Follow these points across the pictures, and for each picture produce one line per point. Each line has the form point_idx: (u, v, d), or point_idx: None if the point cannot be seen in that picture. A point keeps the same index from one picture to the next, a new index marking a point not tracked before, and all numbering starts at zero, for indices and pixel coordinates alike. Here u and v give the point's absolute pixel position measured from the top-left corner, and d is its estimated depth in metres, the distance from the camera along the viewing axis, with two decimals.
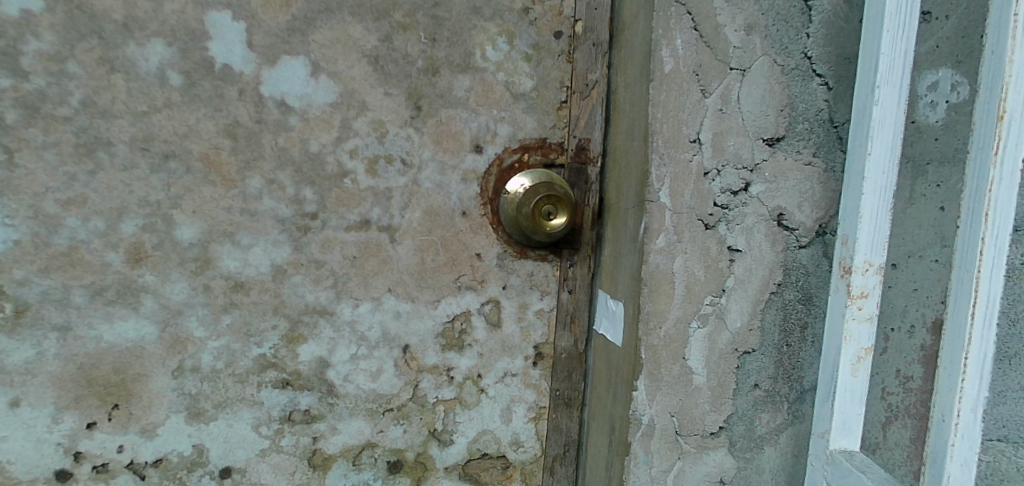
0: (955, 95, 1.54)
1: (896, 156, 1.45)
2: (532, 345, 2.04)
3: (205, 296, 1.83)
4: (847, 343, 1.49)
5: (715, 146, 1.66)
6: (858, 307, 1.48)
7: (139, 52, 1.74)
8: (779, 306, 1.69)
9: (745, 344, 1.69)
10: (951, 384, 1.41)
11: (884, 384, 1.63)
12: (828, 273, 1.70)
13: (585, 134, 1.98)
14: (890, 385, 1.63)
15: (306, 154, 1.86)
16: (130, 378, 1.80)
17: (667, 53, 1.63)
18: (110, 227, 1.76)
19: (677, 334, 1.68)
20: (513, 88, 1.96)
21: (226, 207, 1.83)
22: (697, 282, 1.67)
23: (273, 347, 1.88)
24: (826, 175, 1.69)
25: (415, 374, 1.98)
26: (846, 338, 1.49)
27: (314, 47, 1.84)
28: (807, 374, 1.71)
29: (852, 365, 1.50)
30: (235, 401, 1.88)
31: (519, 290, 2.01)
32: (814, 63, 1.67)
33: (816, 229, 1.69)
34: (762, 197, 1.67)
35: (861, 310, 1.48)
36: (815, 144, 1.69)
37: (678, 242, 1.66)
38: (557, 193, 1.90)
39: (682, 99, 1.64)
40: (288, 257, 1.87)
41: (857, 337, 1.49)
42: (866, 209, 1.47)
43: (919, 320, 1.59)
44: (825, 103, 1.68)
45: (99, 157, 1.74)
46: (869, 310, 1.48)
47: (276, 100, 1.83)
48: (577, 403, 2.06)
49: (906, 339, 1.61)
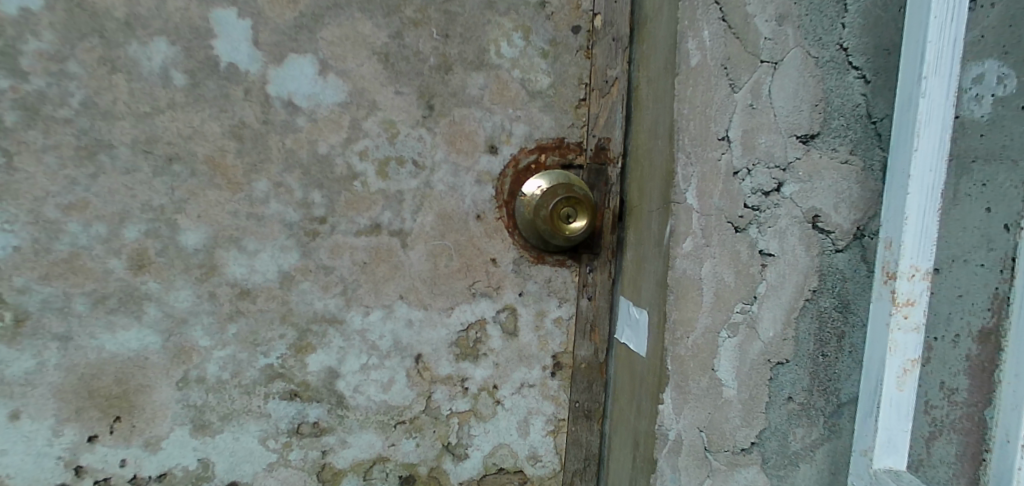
0: (1002, 88, 1.41)
1: (944, 151, 1.35)
2: (550, 355, 1.94)
3: (211, 304, 1.76)
4: (891, 355, 1.38)
5: (745, 144, 1.56)
6: (904, 316, 1.37)
7: (142, 52, 1.68)
8: (814, 315, 1.58)
9: (779, 354, 1.59)
10: (1016, 401, 1.35)
11: (927, 397, 1.50)
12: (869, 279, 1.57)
13: (606, 134, 1.89)
14: (933, 397, 1.49)
15: (314, 156, 1.79)
16: (133, 389, 1.74)
17: (693, 45, 1.56)
18: (112, 233, 1.69)
19: (705, 343, 1.58)
20: (530, 86, 1.88)
21: (232, 212, 1.76)
22: (726, 289, 1.57)
23: (281, 356, 1.81)
24: (864, 174, 1.57)
25: (428, 385, 1.89)
26: (891, 349, 1.38)
27: (322, 45, 1.76)
28: (845, 386, 1.59)
29: (898, 378, 1.39)
30: (241, 413, 1.80)
31: (537, 297, 1.92)
32: (851, 55, 1.55)
33: (854, 231, 1.57)
34: (796, 197, 1.57)
35: (907, 318, 1.38)
36: (852, 141, 1.57)
37: (706, 246, 1.57)
38: (577, 195, 1.81)
39: (710, 93, 1.56)
40: (296, 263, 1.80)
41: (903, 347, 1.38)
42: (912, 209, 1.37)
43: (964, 329, 1.44)
44: (863, 98, 1.56)
45: (100, 160, 1.68)
46: (915, 319, 1.38)
47: (283, 99, 1.76)
48: (597, 416, 1.95)
49: (951, 349, 1.47)
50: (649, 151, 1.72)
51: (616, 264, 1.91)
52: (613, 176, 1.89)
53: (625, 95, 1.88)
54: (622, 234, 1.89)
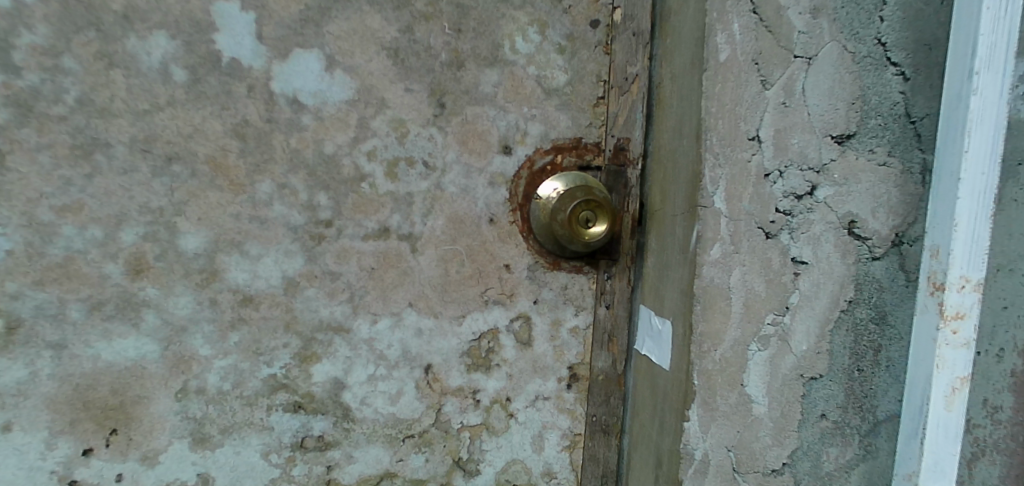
0: None
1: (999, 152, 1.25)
2: (566, 366, 1.85)
3: (211, 311, 1.68)
4: (939, 372, 1.28)
5: (777, 144, 1.47)
6: (953, 331, 1.27)
7: (141, 46, 1.60)
8: (850, 327, 1.48)
9: (812, 369, 1.49)
10: None
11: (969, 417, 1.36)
12: (906, 289, 1.46)
13: (625, 133, 1.79)
14: (976, 415, 1.36)
15: (320, 156, 1.71)
16: (130, 401, 1.66)
17: (722, 39, 1.47)
18: (109, 236, 1.61)
19: (733, 357, 1.49)
20: (546, 83, 1.79)
21: (234, 214, 1.68)
22: (757, 299, 1.48)
23: (284, 366, 1.72)
24: (903, 177, 1.46)
25: (438, 397, 1.80)
26: (938, 366, 1.28)
27: (329, 40, 1.68)
28: (881, 403, 1.48)
29: (946, 397, 1.29)
30: (243, 426, 1.72)
31: (552, 305, 1.83)
32: (889, 50, 1.45)
33: (892, 238, 1.47)
34: (831, 201, 1.47)
35: (957, 334, 1.28)
36: (889, 142, 1.47)
37: (735, 253, 1.48)
38: (597, 197, 1.72)
39: (739, 91, 1.47)
40: (300, 269, 1.72)
41: (951, 365, 1.28)
42: (962, 215, 1.27)
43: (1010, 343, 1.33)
44: (902, 95, 1.45)
45: (97, 160, 1.60)
46: (966, 335, 1.27)
47: (288, 97, 1.68)
48: (615, 430, 1.86)
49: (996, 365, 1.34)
50: (673, 151, 1.62)
51: (635, 271, 1.81)
52: (632, 179, 1.79)
53: (646, 93, 1.78)
54: (641, 240, 1.79)
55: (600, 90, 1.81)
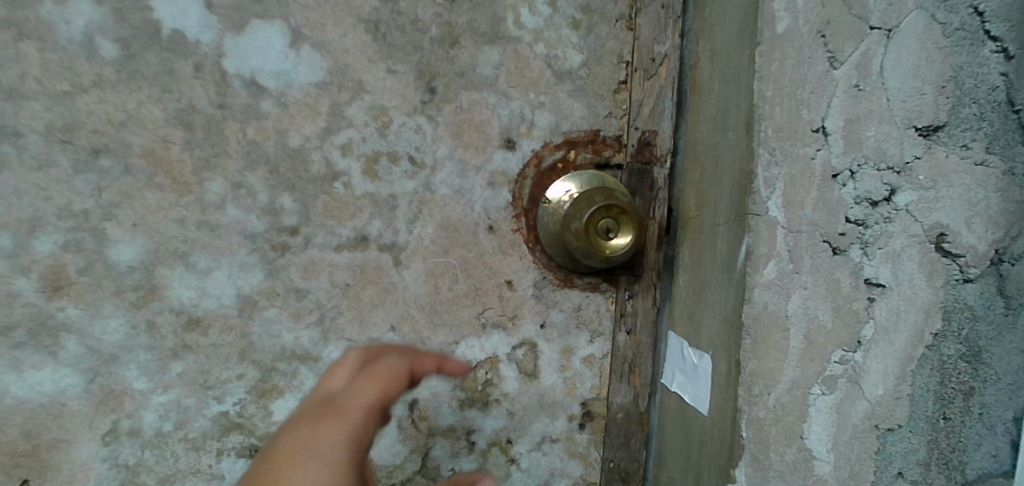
0: None
1: None
2: (579, 402, 1.55)
3: (149, 337, 1.39)
4: None
5: (847, 138, 1.15)
6: None
7: (60, 13, 1.30)
8: (935, 367, 1.12)
9: (888, 418, 1.14)
10: None
11: None
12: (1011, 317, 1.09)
13: (652, 125, 1.51)
14: None
15: (283, 150, 1.41)
16: (47, 445, 1.36)
17: (781, 6, 1.20)
18: (20, 245, 1.32)
19: (791, 404, 1.19)
20: (557, 64, 1.49)
21: (177, 219, 1.38)
22: (821, 332, 1.16)
23: (238, 403, 1.43)
24: (1005, 178, 1.09)
25: (424, 439, 1.50)
26: None
27: (294, 9, 1.39)
28: (972, 461, 1.11)
29: None
30: (187, 475, 1.43)
31: (563, 330, 1.53)
32: (988, 20, 1.09)
33: (990, 256, 1.10)
34: (914, 209, 1.13)
35: None
36: (987, 135, 1.11)
37: (795, 274, 1.18)
38: (619, 200, 1.41)
39: (801, 71, 1.17)
40: (259, 285, 1.42)
41: None
42: None
43: None
44: (1003, 77, 1.09)
45: (4, 152, 1.30)
46: None
47: (244, 78, 1.38)
48: (636, 479, 1.56)
49: None
50: (713, 147, 1.34)
51: (662, 290, 1.52)
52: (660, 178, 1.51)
53: (677, 77, 1.50)
54: (669, 251, 1.51)
55: (622, 74, 1.51)
